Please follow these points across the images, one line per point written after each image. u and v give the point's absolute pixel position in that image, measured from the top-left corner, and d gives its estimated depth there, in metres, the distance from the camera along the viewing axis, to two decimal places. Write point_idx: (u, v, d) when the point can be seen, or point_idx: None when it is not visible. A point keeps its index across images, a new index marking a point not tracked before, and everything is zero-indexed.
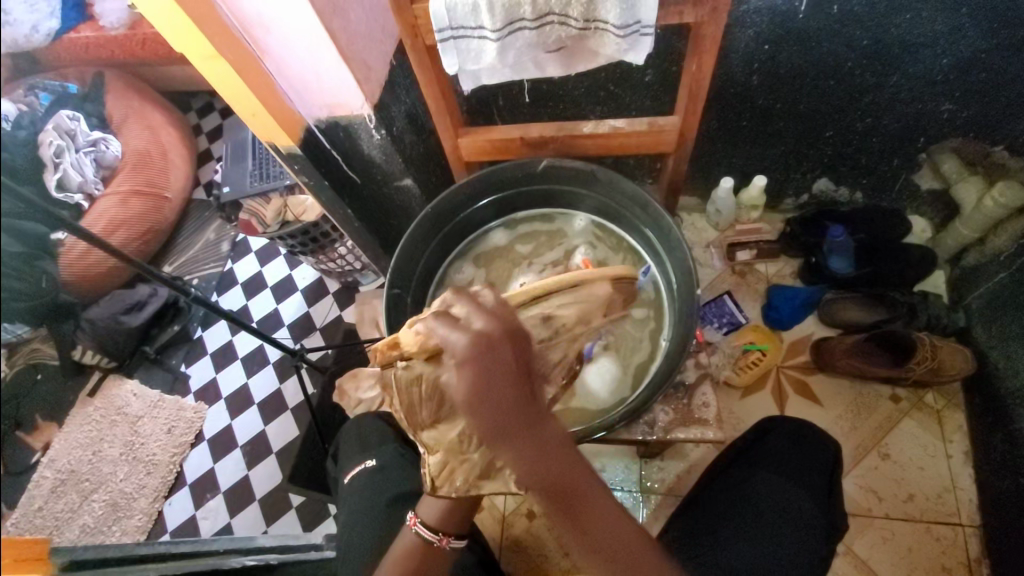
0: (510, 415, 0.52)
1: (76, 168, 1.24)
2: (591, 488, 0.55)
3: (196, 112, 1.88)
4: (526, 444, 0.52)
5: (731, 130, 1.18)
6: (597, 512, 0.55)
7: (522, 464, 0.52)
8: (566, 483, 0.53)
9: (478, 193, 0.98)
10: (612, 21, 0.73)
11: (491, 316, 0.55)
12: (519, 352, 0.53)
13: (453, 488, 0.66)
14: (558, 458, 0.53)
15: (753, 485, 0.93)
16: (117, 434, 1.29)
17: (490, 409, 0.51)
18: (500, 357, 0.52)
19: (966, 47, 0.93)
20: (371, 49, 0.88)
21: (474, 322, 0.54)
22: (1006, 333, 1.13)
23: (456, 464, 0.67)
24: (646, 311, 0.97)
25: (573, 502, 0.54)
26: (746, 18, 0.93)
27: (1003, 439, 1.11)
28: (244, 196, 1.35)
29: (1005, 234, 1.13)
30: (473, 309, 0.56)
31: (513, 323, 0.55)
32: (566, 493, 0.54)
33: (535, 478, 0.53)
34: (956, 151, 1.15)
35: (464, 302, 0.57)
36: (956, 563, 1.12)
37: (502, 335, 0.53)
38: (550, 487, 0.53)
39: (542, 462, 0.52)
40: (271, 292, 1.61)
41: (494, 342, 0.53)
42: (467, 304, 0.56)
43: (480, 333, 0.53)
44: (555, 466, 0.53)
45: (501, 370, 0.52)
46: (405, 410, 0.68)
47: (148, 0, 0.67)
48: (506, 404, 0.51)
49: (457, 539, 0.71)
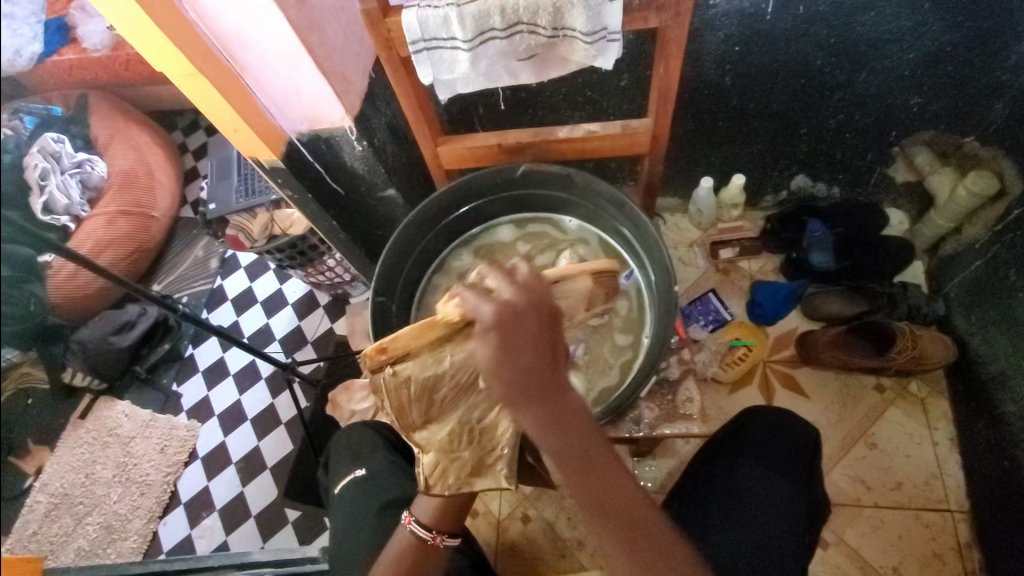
0: (535, 383, 0.53)
1: (64, 193, 1.28)
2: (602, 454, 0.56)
3: (181, 131, 1.89)
4: (553, 411, 0.54)
5: (707, 130, 1.20)
6: (611, 477, 0.56)
7: (542, 426, 0.54)
8: (585, 450, 0.55)
9: (459, 199, 0.99)
10: (579, 28, 0.74)
11: (519, 287, 0.55)
12: (546, 326, 0.55)
13: (445, 486, 0.68)
14: (576, 424, 0.55)
15: (735, 474, 0.94)
16: (108, 456, 1.45)
17: (518, 375, 0.53)
18: (526, 327, 0.54)
19: (931, 42, 0.96)
20: (349, 62, 0.89)
21: (504, 292, 0.55)
22: (985, 320, 1.15)
23: (449, 463, 0.69)
24: (630, 335, 0.97)
25: (591, 476, 0.56)
26: (715, 22, 0.96)
27: (987, 425, 1.13)
28: (232, 212, 1.39)
29: (979, 223, 1.16)
30: (505, 279, 0.56)
31: (540, 294, 0.55)
32: (583, 463, 0.55)
33: (552, 443, 0.54)
34: (928, 143, 1.19)
35: (495, 273, 0.56)
36: (947, 550, 1.14)
37: (526, 301, 0.54)
38: (565, 455, 0.55)
39: (560, 430, 0.54)
40: (262, 307, 1.65)
41: (519, 313, 0.54)
42: (499, 275, 0.56)
43: (506, 303, 0.54)
44: (573, 430, 0.55)
45: (529, 344, 0.53)
46: (396, 412, 0.68)
47: (124, 22, 0.69)
48: (531, 375, 0.53)
49: (451, 538, 0.72)
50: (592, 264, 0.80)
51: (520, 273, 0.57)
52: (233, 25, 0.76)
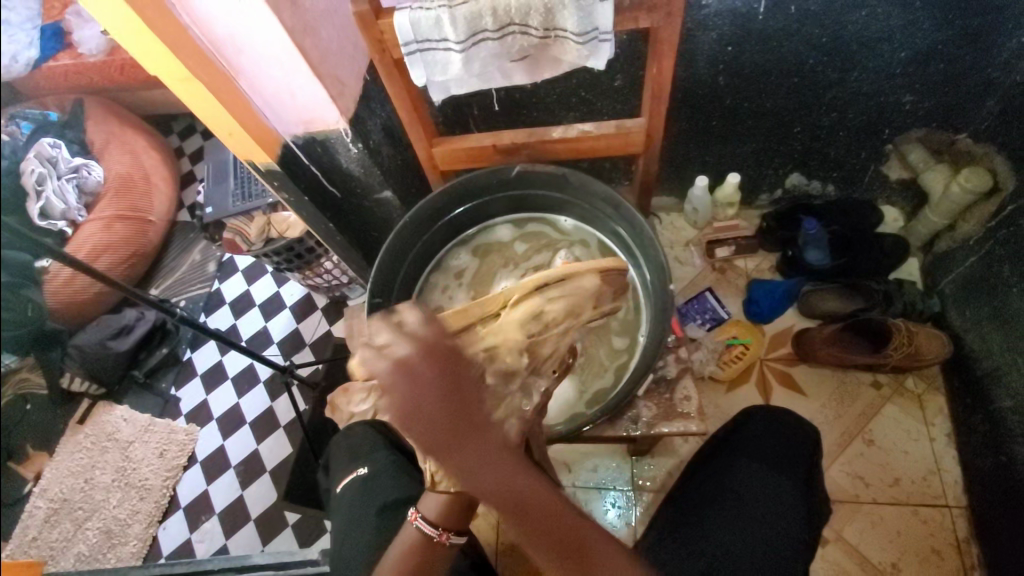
0: (442, 429, 0.52)
1: (60, 197, 1.15)
2: (532, 488, 0.55)
3: (177, 135, 1.89)
4: (475, 449, 0.53)
5: (702, 130, 1.21)
6: (552, 509, 0.55)
7: (462, 472, 0.53)
8: (509, 489, 0.54)
9: (454, 200, 0.99)
10: (570, 29, 0.75)
11: (413, 339, 0.54)
12: (445, 369, 0.53)
13: (451, 484, 0.69)
14: (498, 459, 0.54)
15: (733, 472, 0.94)
16: (106, 462, 1.42)
17: (423, 422, 0.52)
18: (424, 378, 0.53)
19: (923, 39, 0.97)
20: (344, 65, 0.90)
21: (400, 348, 0.53)
22: (980, 316, 1.16)
23: (451, 463, 0.68)
24: (627, 335, 0.97)
25: (524, 515, 0.54)
26: (708, 21, 0.96)
27: (983, 420, 1.13)
28: (229, 215, 1.39)
29: (973, 220, 1.17)
30: (397, 332, 0.54)
31: (437, 341, 0.54)
32: (514, 503, 0.54)
33: (479, 487, 0.53)
34: (922, 140, 1.19)
35: (387, 327, 0.54)
36: (946, 545, 1.14)
37: (420, 351, 0.53)
38: (496, 495, 0.53)
39: (482, 472, 0.53)
40: (260, 310, 1.66)
41: (416, 367, 0.53)
42: (391, 327, 0.54)
43: (406, 358, 0.53)
44: (493, 471, 0.54)
45: (429, 392, 0.52)
46: None
47: (119, 27, 0.69)
48: (436, 422, 0.52)
49: (458, 535, 0.70)
50: (587, 266, 0.79)
51: (413, 322, 0.55)
52: (227, 28, 0.76)
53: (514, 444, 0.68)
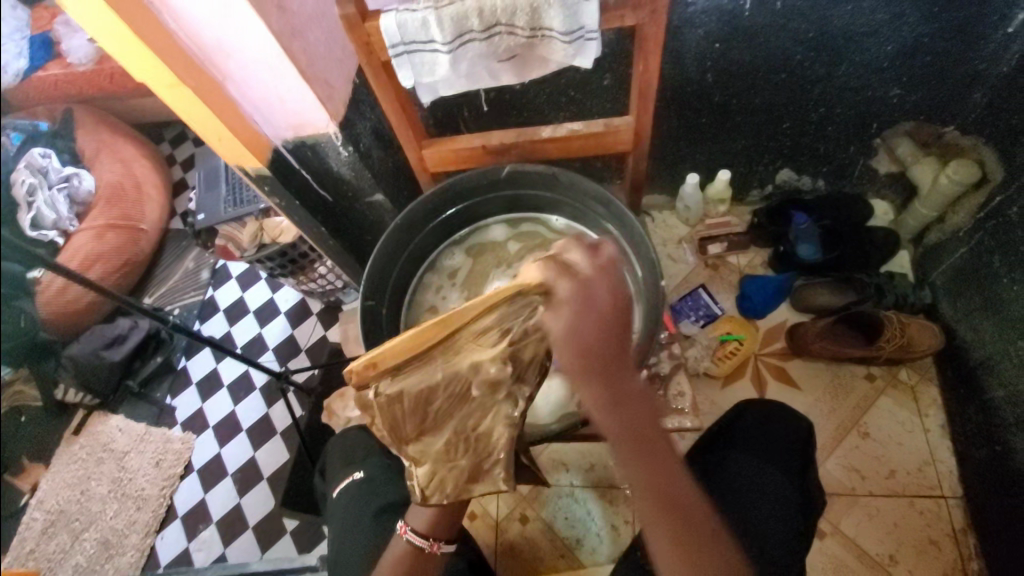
0: (606, 353, 0.55)
1: (52, 207, 1.16)
2: (660, 435, 0.57)
3: (168, 143, 1.89)
4: (622, 385, 0.56)
5: (692, 127, 1.21)
6: (666, 462, 0.58)
7: (605, 404, 0.55)
8: (648, 432, 0.56)
9: (445, 202, 0.99)
10: (556, 27, 0.75)
11: (595, 267, 0.58)
12: (617, 304, 0.57)
13: (442, 495, 0.69)
14: (637, 403, 0.56)
15: (727, 465, 0.95)
16: (101, 472, 1.45)
17: (586, 347, 0.55)
18: (597, 304, 0.56)
19: (908, 33, 0.98)
20: (332, 69, 0.90)
21: (581, 269, 0.58)
22: (971, 306, 1.17)
23: (445, 473, 0.69)
24: None
25: (653, 458, 0.57)
26: (694, 19, 0.97)
27: (976, 410, 1.14)
28: (220, 222, 1.38)
29: (963, 211, 1.17)
30: (585, 254, 0.59)
31: (615, 277, 0.58)
32: (643, 444, 0.56)
33: (621, 421, 0.55)
34: (909, 134, 1.20)
35: (578, 248, 0.59)
36: (943, 536, 1.14)
37: (596, 280, 0.57)
38: (629, 434, 0.56)
39: (635, 407, 0.56)
40: (254, 317, 1.64)
41: (591, 292, 0.56)
42: (579, 249, 0.59)
43: (582, 282, 0.57)
44: (637, 412, 0.56)
45: (599, 315, 0.55)
46: (390, 428, 0.65)
47: (107, 36, 0.69)
48: (602, 344, 0.55)
49: (447, 544, 0.74)
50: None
51: (603, 252, 0.59)
52: (212, 32, 0.76)
53: (508, 447, 0.69)
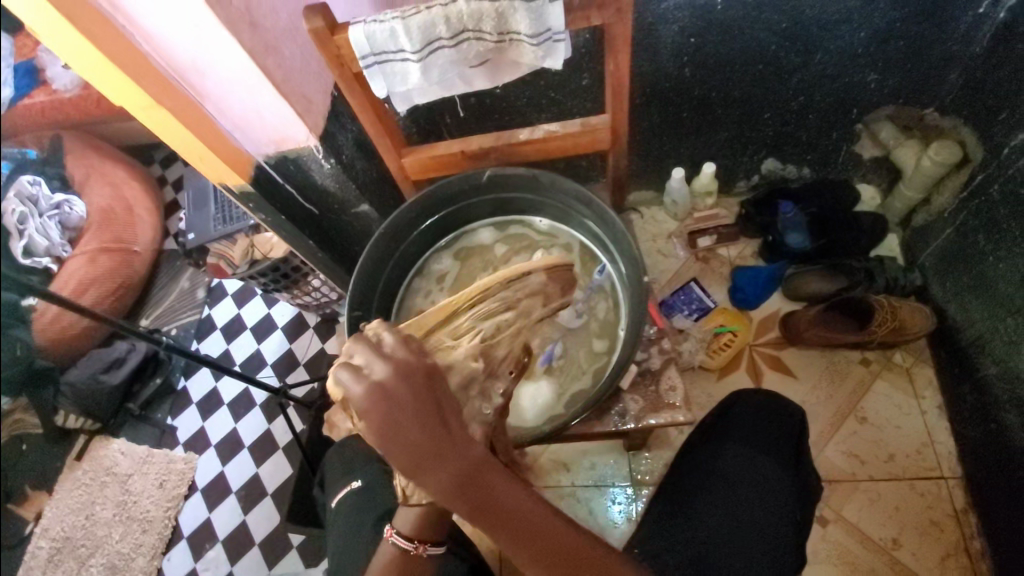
0: (425, 446, 0.48)
1: (42, 234, 1.14)
2: (514, 505, 0.50)
3: (158, 164, 1.90)
4: (455, 471, 0.49)
5: (674, 122, 1.22)
6: (541, 520, 0.52)
7: (449, 493, 0.48)
8: (502, 507, 0.50)
9: (428, 209, 1.00)
10: (524, 31, 0.76)
11: (390, 359, 0.50)
12: (422, 389, 0.49)
13: (421, 495, 0.67)
14: (486, 476, 0.50)
15: (723, 459, 0.94)
16: (106, 496, 1.41)
17: (404, 448, 0.47)
18: (401, 400, 0.48)
19: (880, 19, 0.98)
20: (308, 82, 0.91)
21: (376, 367, 0.50)
22: (959, 286, 1.17)
23: (422, 472, 0.67)
24: (609, 326, 0.98)
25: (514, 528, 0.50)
26: (667, 15, 0.97)
27: (971, 389, 1.14)
28: (211, 239, 1.39)
29: (947, 192, 1.18)
30: (373, 351, 0.51)
31: (412, 361, 0.50)
32: (505, 520, 0.50)
33: (463, 504, 0.49)
34: (890, 118, 1.21)
35: (361, 346, 0.51)
36: (945, 517, 1.14)
37: (396, 371, 0.49)
38: (482, 512, 0.49)
39: (475, 490, 0.49)
40: (252, 332, 1.65)
41: (392, 389, 0.48)
42: (365, 347, 0.51)
43: (379, 380, 0.49)
44: (485, 490, 0.50)
45: (407, 409, 0.48)
46: (359, 430, 0.65)
47: (81, 61, 0.70)
48: (417, 438, 0.48)
49: (434, 547, 0.71)
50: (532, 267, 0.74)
51: (392, 342, 0.52)
52: (188, 53, 0.76)
53: None
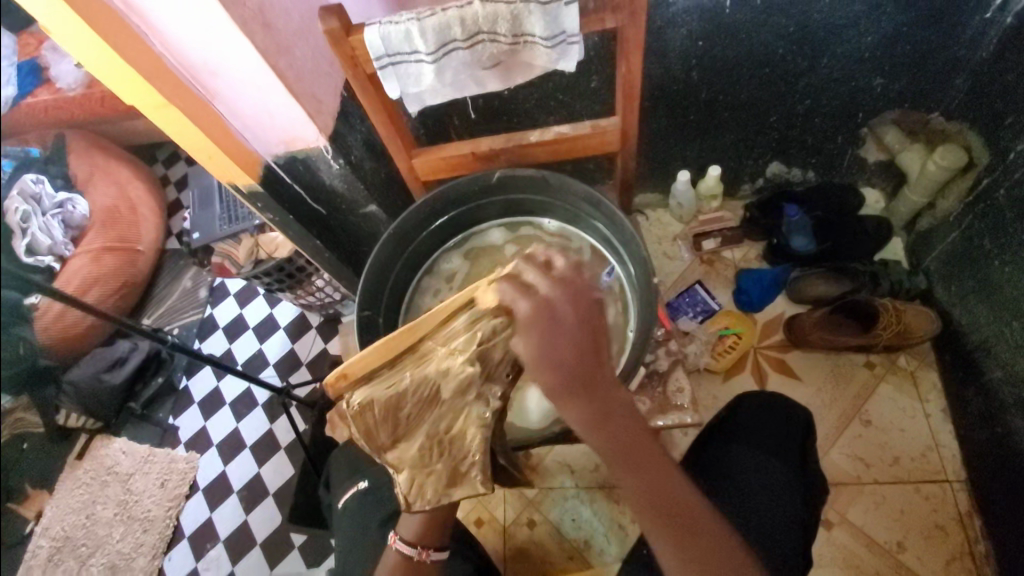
0: (576, 370, 0.55)
1: (45, 232, 1.14)
2: (636, 440, 0.58)
3: (162, 164, 1.90)
4: (594, 399, 0.56)
5: (680, 125, 1.22)
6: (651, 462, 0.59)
7: (585, 417, 0.56)
8: (625, 441, 0.57)
9: (437, 209, 1.00)
10: (538, 33, 0.76)
11: (555, 283, 0.57)
12: (584, 316, 0.56)
13: (425, 502, 0.67)
14: (616, 411, 0.57)
15: (731, 459, 0.95)
16: (108, 495, 1.42)
17: (557, 368, 0.55)
18: (562, 322, 0.55)
19: (887, 23, 0.99)
20: (319, 83, 0.91)
21: (541, 287, 0.57)
22: (965, 291, 1.17)
23: (424, 478, 0.67)
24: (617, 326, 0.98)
25: (629, 460, 0.58)
26: (677, 18, 0.98)
27: (977, 393, 1.14)
28: (216, 238, 1.40)
29: (952, 196, 1.18)
30: (542, 274, 0.57)
31: (577, 289, 0.57)
32: (624, 453, 0.58)
33: (593, 432, 0.56)
34: (896, 122, 1.21)
35: (531, 268, 0.58)
36: (949, 520, 1.14)
37: (564, 297, 0.56)
38: (607, 443, 0.57)
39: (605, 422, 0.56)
40: (254, 332, 1.65)
41: (557, 308, 0.56)
42: (535, 270, 0.58)
43: (544, 299, 0.56)
44: (613, 426, 0.57)
45: (564, 332, 0.55)
46: (364, 434, 0.65)
47: (93, 61, 0.70)
48: (574, 364, 0.55)
49: (438, 552, 0.73)
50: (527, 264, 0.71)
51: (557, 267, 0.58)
52: (199, 52, 0.76)
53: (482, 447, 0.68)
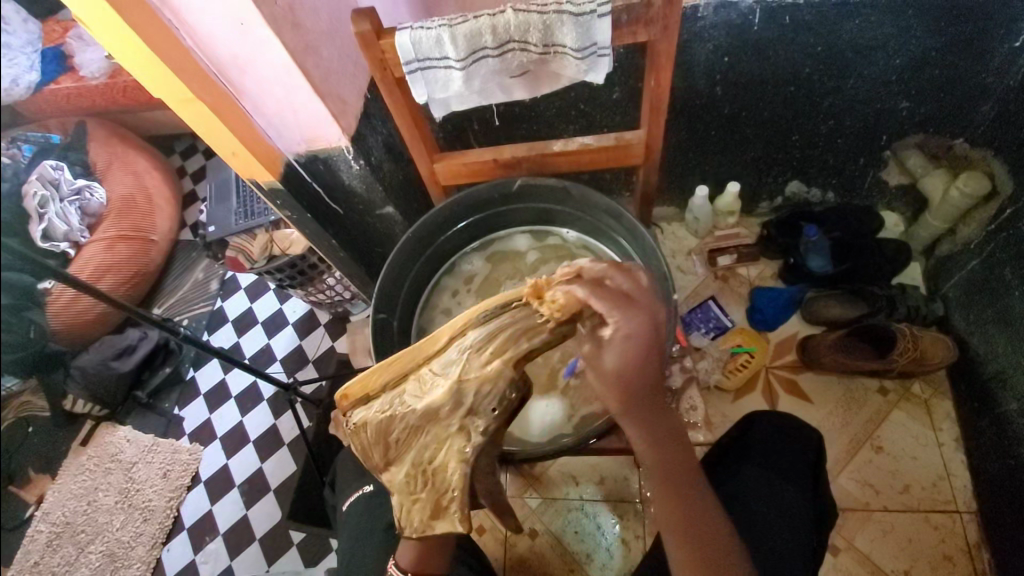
0: (649, 388, 0.59)
1: (64, 218, 1.08)
2: (681, 453, 0.63)
3: (180, 155, 1.90)
4: (659, 417, 0.61)
5: (701, 139, 1.21)
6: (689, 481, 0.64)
7: (648, 430, 0.61)
8: (671, 456, 0.63)
9: (458, 214, 1.00)
10: (569, 44, 0.76)
11: (649, 299, 0.58)
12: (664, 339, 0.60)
13: (413, 529, 0.65)
14: (670, 431, 0.62)
15: (741, 480, 0.94)
16: (109, 483, 1.35)
17: (636, 385, 0.58)
18: (656, 342, 0.58)
19: (916, 46, 0.98)
20: (344, 83, 0.91)
21: (640, 300, 0.58)
22: (982, 319, 1.16)
23: (410, 506, 0.65)
24: None
25: (669, 472, 0.63)
26: (703, 33, 0.98)
27: (991, 424, 1.12)
28: (230, 233, 1.36)
29: (974, 223, 1.16)
30: (636, 287, 0.58)
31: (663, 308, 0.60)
32: (667, 464, 0.63)
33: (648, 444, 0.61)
34: (919, 146, 1.20)
35: (621, 276, 0.59)
36: (956, 551, 1.13)
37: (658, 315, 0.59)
38: (654, 454, 0.62)
39: (662, 434, 0.62)
40: (263, 327, 1.68)
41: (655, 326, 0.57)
42: (630, 281, 0.58)
43: (645, 314, 0.57)
44: (666, 439, 0.62)
45: (654, 351, 0.58)
46: (361, 452, 0.67)
47: (126, 55, 0.71)
48: (651, 382, 0.59)
49: None
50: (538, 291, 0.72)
51: (642, 279, 0.60)
52: (229, 49, 0.77)
53: (461, 483, 0.63)
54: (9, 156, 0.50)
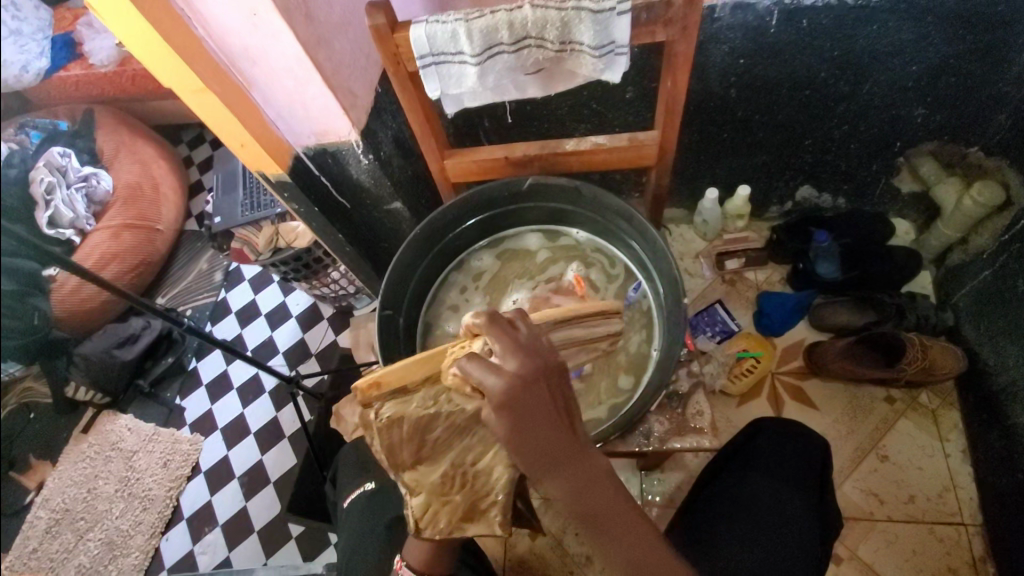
0: (551, 446, 0.52)
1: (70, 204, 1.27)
2: (620, 509, 0.54)
3: (186, 145, 1.90)
4: (574, 476, 0.52)
5: (711, 141, 1.20)
6: (644, 536, 0.54)
7: (568, 492, 0.52)
8: (608, 515, 0.53)
9: (467, 212, 0.99)
10: (586, 42, 0.75)
11: (523, 355, 0.53)
12: (554, 387, 0.53)
13: (437, 530, 0.65)
14: (599, 487, 0.53)
15: (747, 487, 0.93)
16: (110, 470, 1.46)
17: (529, 448, 0.51)
18: (539, 396, 0.52)
19: (934, 53, 0.96)
20: (356, 77, 0.91)
21: (507, 362, 0.53)
22: (993, 330, 1.14)
23: (439, 506, 0.65)
24: (643, 340, 0.96)
25: (613, 536, 0.54)
26: (719, 35, 0.96)
27: (1000, 436, 1.11)
28: (237, 225, 1.38)
29: (987, 232, 1.15)
30: (507, 345, 0.54)
31: (546, 355, 0.54)
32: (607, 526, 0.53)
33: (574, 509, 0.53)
34: (933, 154, 1.19)
35: (494, 334, 0.55)
36: (961, 564, 1.12)
37: (535, 368, 0.53)
38: (587, 518, 0.53)
39: (588, 492, 0.52)
40: (265, 319, 1.65)
41: (530, 380, 0.52)
42: (501, 340, 0.54)
43: (515, 374, 0.52)
44: (598, 496, 0.53)
45: (540, 407, 0.52)
46: (385, 450, 0.64)
47: (136, 44, 0.70)
48: (549, 439, 0.52)
49: None
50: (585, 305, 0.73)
51: (521, 331, 0.56)
52: (242, 40, 0.76)
53: (507, 489, 0.63)
54: (17, 141, 0.49)
